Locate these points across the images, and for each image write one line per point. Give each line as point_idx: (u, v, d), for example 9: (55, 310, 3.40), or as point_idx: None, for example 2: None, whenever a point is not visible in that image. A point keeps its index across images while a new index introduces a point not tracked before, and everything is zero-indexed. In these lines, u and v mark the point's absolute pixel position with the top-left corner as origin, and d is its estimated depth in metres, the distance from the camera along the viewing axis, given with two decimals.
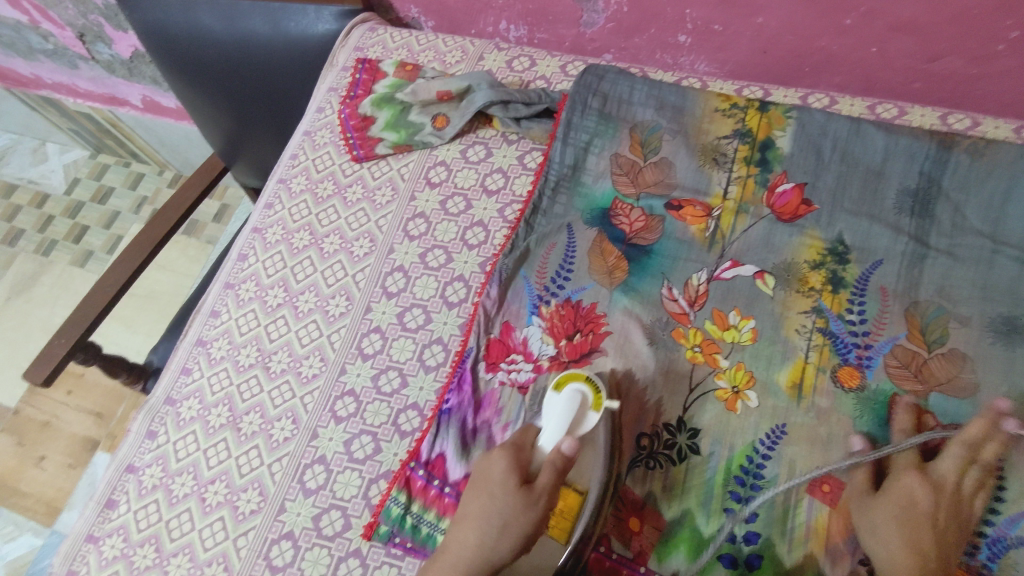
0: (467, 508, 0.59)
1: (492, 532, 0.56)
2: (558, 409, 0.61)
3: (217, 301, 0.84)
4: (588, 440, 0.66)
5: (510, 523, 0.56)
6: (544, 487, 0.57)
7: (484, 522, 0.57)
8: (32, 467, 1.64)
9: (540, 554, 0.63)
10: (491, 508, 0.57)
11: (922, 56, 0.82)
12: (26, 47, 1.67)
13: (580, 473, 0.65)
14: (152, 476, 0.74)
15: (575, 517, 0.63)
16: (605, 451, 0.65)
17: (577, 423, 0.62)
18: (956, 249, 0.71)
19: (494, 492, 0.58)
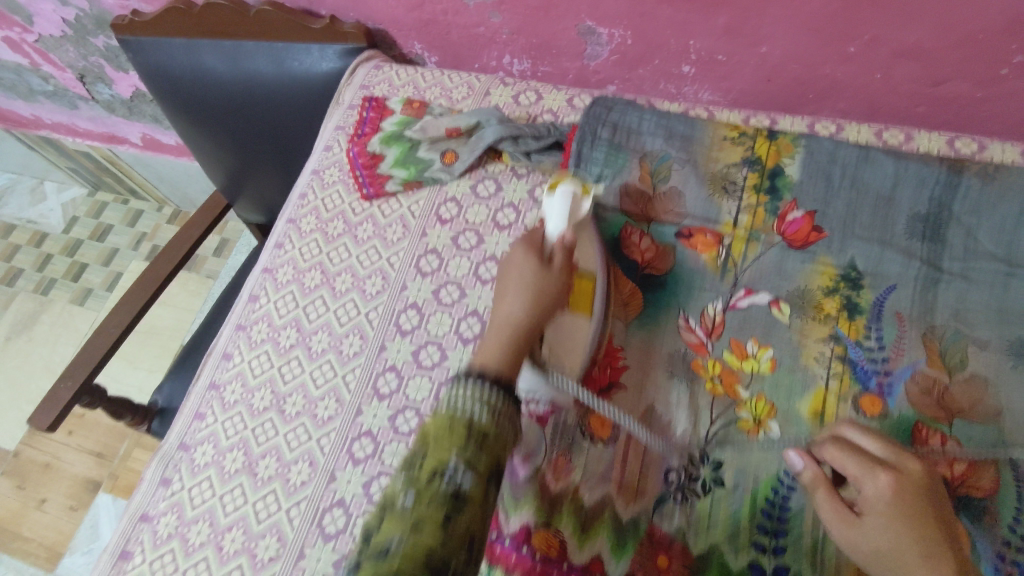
0: (499, 288, 0.64)
1: (530, 295, 0.62)
2: (555, 205, 0.70)
3: (229, 343, 0.84)
4: (582, 227, 0.73)
5: (543, 286, 0.62)
6: (560, 262, 0.65)
7: (517, 279, 0.62)
8: (34, 511, 1.61)
9: (569, 325, 0.68)
10: (524, 277, 0.63)
11: (925, 81, 0.83)
12: (26, 89, 1.68)
13: (585, 259, 0.72)
14: (166, 525, 0.73)
15: (592, 298, 0.70)
16: (596, 238, 0.74)
17: (574, 210, 0.71)
18: (970, 272, 0.72)
19: (522, 274, 0.63)
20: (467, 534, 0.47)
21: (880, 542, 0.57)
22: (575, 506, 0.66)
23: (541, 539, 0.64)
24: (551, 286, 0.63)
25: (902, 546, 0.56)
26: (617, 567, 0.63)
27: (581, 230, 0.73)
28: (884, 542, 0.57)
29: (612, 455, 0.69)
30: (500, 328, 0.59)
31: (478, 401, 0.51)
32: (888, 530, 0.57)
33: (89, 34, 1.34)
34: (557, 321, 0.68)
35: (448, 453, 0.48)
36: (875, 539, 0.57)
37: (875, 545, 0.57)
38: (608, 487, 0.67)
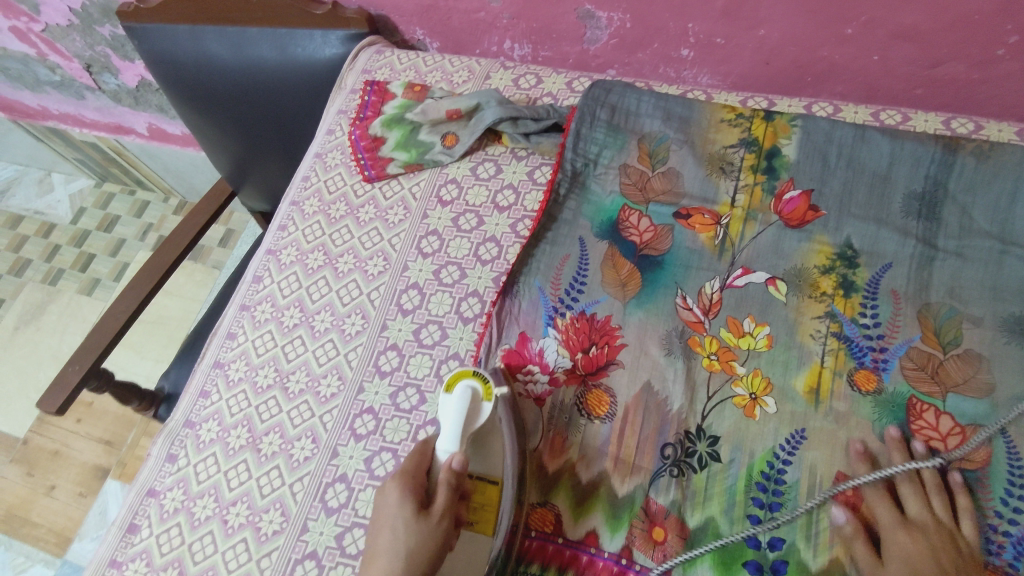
0: (371, 547, 0.60)
1: (399, 563, 0.57)
2: (451, 407, 0.66)
3: (233, 323, 0.85)
4: (490, 429, 0.68)
5: (415, 551, 0.58)
6: (441, 507, 0.61)
7: (389, 541, 0.59)
8: (43, 497, 1.64)
9: (468, 543, 0.65)
10: (398, 508, 0.61)
11: (922, 63, 0.84)
12: (33, 79, 1.70)
13: (489, 464, 0.68)
14: (173, 500, 0.74)
15: (496, 511, 0.66)
16: (509, 428, 0.69)
17: (471, 417, 0.66)
18: (965, 250, 0.72)
19: (393, 523, 0.60)
20: None
21: (915, 559, 0.58)
22: (571, 482, 0.68)
23: (537, 516, 0.67)
24: (428, 543, 0.59)
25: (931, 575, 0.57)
26: (612, 541, 0.65)
27: (489, 432, 0.68)
28: (920, 559, 0.58)
29: (609, 431, 0.70)
30: (371, 564, 0.59)
31: None
32: (934, 554, 0.58)
33: (95, 23, 1.35)
34: (446, 565, 0.64)
35: None
36: (913, 547, 0.59)
37: (904, 556, 0.59)
38: (605, 463, 0.68)
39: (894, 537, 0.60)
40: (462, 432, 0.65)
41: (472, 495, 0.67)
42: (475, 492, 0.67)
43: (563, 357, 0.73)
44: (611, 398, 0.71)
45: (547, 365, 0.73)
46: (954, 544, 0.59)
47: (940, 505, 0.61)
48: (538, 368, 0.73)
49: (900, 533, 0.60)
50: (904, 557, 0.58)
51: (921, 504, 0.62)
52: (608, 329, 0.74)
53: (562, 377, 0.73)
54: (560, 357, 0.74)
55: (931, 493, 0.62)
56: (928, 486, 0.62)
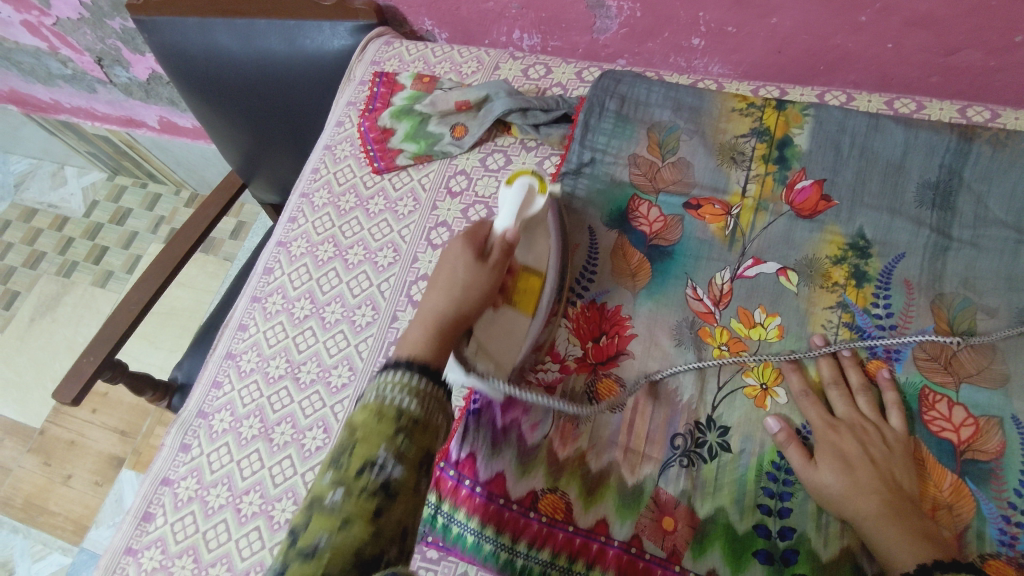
0: (432, 282, 0.66)
1: (456, 292, 0.63)
2: (509, 197, 0.67)
3: (245, 314, 0.86)
4: (539, 221, 0.71)
5: (471, 284, 0.64)
6: (497, 259, 0.66)
7: (449, 280, 0.64)
8: (60, 486, 1.66)
9: (509, 317, 0.68)
10: (454, 276, 0.64)
11: (937, 50, 0.82)
12: (45, 73, 1.71)
13: (539, 257, 0.71)
14: (187, 489, 0.75)
15: (539, 294, 0.70)
16: (556, 237, 0.73)
17: (527, 204, 0.68)
18: (980, 240, 0.71)
19: (455, 265, 0.65)
20: (398, 527, 0.46)
21: (845, 447, 0.63)
22: (582, 471, 0.68)
23: (547, 504, 0.66)
24: (479, 287, 0.64)
25: (858, 461, 0.61)
26: (622, 530, 0.64)
27: (536, 227, 0.71)
28: (848, 448, 0.62)
29: (618, 421, 0.70)
30: (425, 325, 0.60)
31: (404, 391, 0.51)
32: (862, 444, 0.62)
33: (106, 17, 1.35)
34: (489, 320, 0.67)
35: (376, 448, 0.48)
36: (843, 441, 0.63)
37: (835, 447, 0.63)
38: (615, 453, 0.68)
39: (824, 437, 0.64)
40: (518, 212, 0.67)
41: (519, 272, 0.70)
42: (520, 275, 0.70)
43: (573, 345, 0.74)
44: (622, 387, 0.71)
45: (558, 354, 0.73)
46: (881, 435, 0.63)
47: (867, 403, 0.66)
48: (548, 357, 0.73)
49: (830, 432, 0.64)
50: (836, 461, 0.62)
51: (848, 403, 0.66)
52: (619, 320, 0.74)
53: (572, 366, 0.72)
54: (571, 346, 0.74)
55: (857, 395, 0.67)
56: (855, 389, 0.67)
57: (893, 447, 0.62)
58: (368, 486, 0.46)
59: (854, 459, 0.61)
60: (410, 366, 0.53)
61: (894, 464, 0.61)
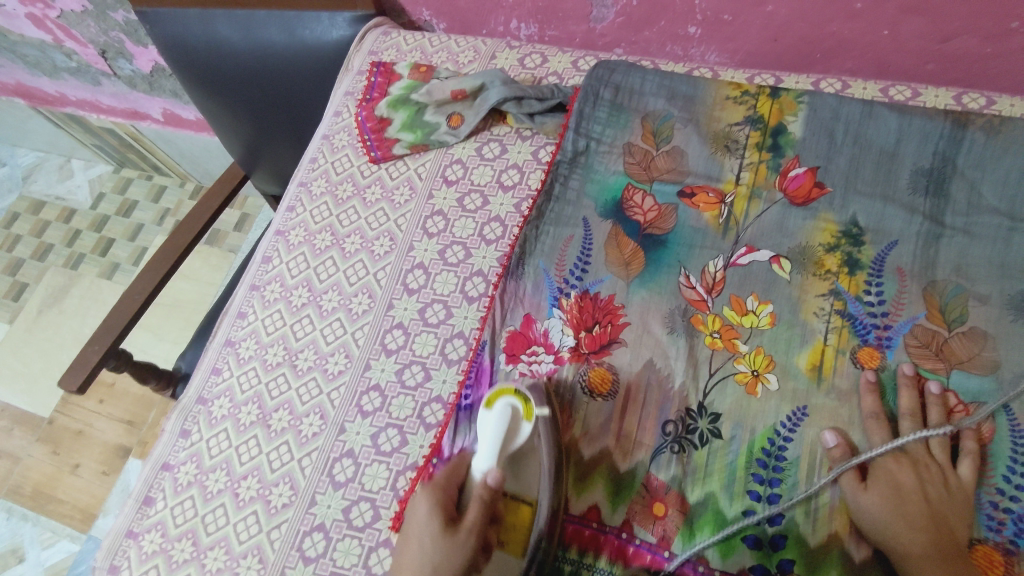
0: (402, 554, 0.62)
1: (426, 572, 0.58)
2: (489, 425, 0.65)
3: (243, 302, 0.87)
4: (525, 451, 0.67)
5: (445, 559, 0.59)
6: (473, 519, 0.61)
7: (419, 555, 0.60)
8: (68, 474, 1.69)
9: (496, 564, 0.62)
10: (422, 552, 0.60)
11: (934, 37, 0.82)
12: (51, 66, 1.73)
13: (523, 485, 0.66)
14: (186, 473, 0.77)
15: (529, 527, 0.64)
16: (549, 447, 0.67)
17: (509, 437, 0.65)
18: (973, 227, 0.71)
19: (421, 538, 0.60)
20: None
21: (900, 478, 0.62)
22: (574, 458, 0.69)
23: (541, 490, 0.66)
24: (457, 559, 0.59)
25: (911, 495, 0.60)
26: (613, 515, 0.65)
27: (526, 454, 0.67)
28: (904, 481, 0.61)
29: (610, 408, 0.70)
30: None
31: None
32: (921, 483, 0.61)
33: (109, 9, 1.36)
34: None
35: None
36: (900, 470, 0.62)
37: (890, 477, 0.62)
38: (607, 440, 0.69)
39: (882, 462, 0.63)
40: (500, 448, 0.64)
41: (505, 514, 0.65)
42: (507, 514, 0.65)
43: (567, 335, 0.74)
44: (614, 375, 0.72)
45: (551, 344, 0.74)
46: (945, 478, 0.61)
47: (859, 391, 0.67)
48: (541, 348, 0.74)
49: (890, 458, 0.63)
50: (887, 483, 0.61)
51: (918, 438, 0.64)
52: (611, 309, 0.75)
53: (566, 356, 0.73)
54: (564, 336, 0.74)
55: (931, 433, 0.64)
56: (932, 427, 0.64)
57: (955, 495, 0.60)
58: None
59: (907, 491, 0.61)
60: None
61: (950, 509, 0.60)
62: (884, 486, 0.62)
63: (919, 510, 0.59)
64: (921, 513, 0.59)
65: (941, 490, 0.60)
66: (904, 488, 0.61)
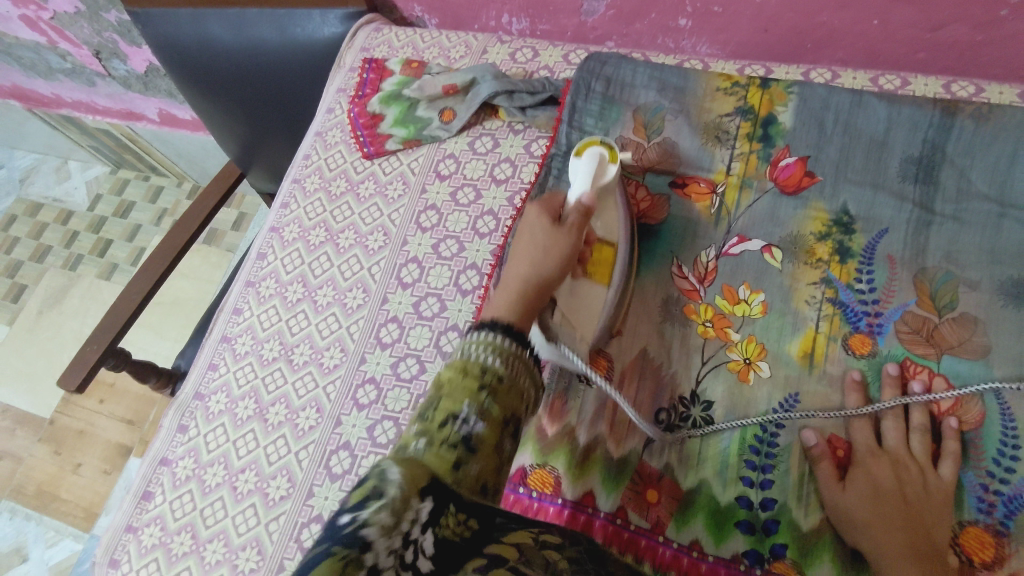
0: (497, 356, 0.64)
1: (520, 374, 0.61)
2: (580, 168, 0.72)
3: (239, 299, 0.87)
4: (596, 287, 0.70)
5: (536, 358, 0.62)
6: (574, 222, 0.62)
7: (532, 247, 0.58)
8: (70, 474, 1.69)
9: (562, 388, 0.65)
10: (534, 245, 0.58)
11: (923, 26, 0.82)
12: (46, 68, 1.73)
13: (589, 315, 0.69)
14: (185, 468, 0.77)
15: (588, 360, 0.67)
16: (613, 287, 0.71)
17: (599, 173, 0.72)
18: (962, 214, 0.72)
19: (519, 348, 0.63)
20: (477, 483, 0.41)
21: (879, 477, 0.61)
22: (569, 445, 0.69)
23: (536, 478, 0.68)
24: (541, 360, 0.63)
25: (888, 494, 0.59)
26: (608, 501, 0.65)
27: (594, 290, 0.69)
28: (883, 480, 0.60)
29: (604, 395, 0.71)
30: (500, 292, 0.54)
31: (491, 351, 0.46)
32: (898, 481, 0.60)
33: (102, 9, 1.37)
34: (543, 391, 0.64)
35: (460, 402, 0.43)
36: (879, 468, 0.61)
37: (869, 475, 0.61)
38: (602, 427, 0.69)
39: (863, 461, 0.62)
40: (582, 275, 0.68)
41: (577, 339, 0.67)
42: (576, 339, 0.67)
43: None
44: (609, 363, 0.72)
45: None
46: (923, 478, 0.60)
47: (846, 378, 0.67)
48: None
49: (870, 457, 0.62)
50: (866, 480, 0.61)
51: (899, 438, 0.64)
52: None
53: None
54: None
55: (913, 433, 0.64)
56: (913, 426, 0.64)
57: (933, 495, 0.60)
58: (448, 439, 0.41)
59: (886, 490, 0.59)
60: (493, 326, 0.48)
61: (928, 509, 0.59)
62: (861, 484, 0.60)
63: (895, 508, 0.58)
64: (897, 511, 0.58)
65: (919, 490, 0.59)
66: (882, 485, 0.60)
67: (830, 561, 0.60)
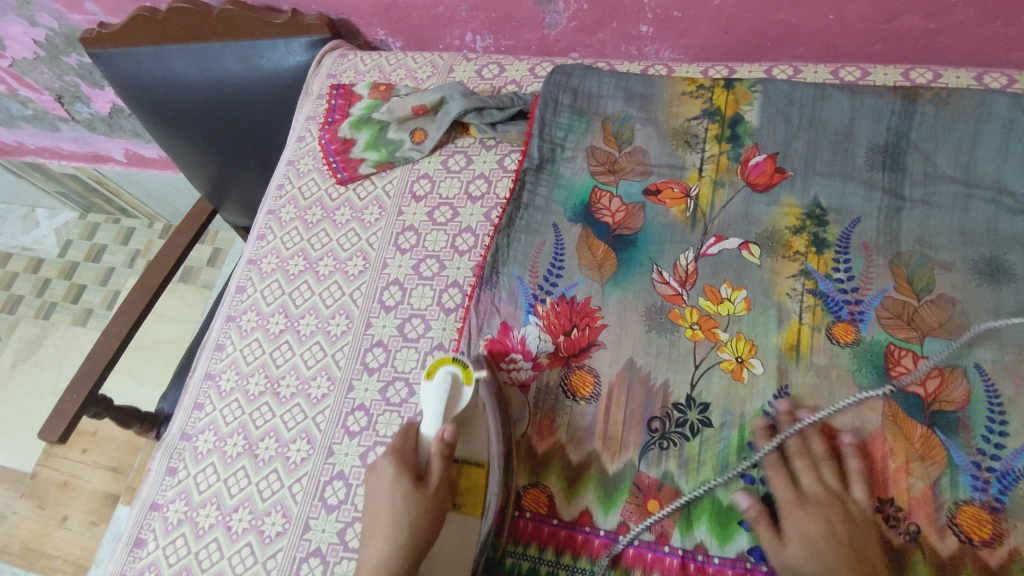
0: (373, 490, 0.65)
1: (393, 516, 0.62)
2: (431, 394, 0.68)
3: (221, 334, 0.86)
4: (475, 411, 0.69)
5: (418, 516, 0.62)
6: (437, 477, 0.65)
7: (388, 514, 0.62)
8: (56, 528, 1.64)
9: (455, 530, 0.65)
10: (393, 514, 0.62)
11: (879, 17, 0.84)
12: (7, 116, 1.71)
13: (477, 446, 0.69)
14: (176, 511, 0.75)
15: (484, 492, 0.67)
16: (492, 406, 0.69)
17: (453, 401, 0.68)
18: (931, 198, 0.73)
19: (392, 503, 0.63)
20: None
21: (899, 490, 0.62)
22: (562, 463, 0.68)
23: (531, 498, 0.67)
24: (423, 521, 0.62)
25: (909, 510, 0.60)
26: (606, 519, 0.65)
27: (472, 416, 0.69)
28: (902, 493, 0.61)
29: (595, 411, 0.70)
30: (387, 560, 0.59)
31: None
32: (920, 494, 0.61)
33: (61, 53, 1.35)
34: (443, 527, 0.65)
35: None
36: (901, 482, 0.62)
37: (893, 492, 0.61)
38: (593, 442, 0.68)
39: (886, 472, 0.62)
40: (444, 412, 0.67)
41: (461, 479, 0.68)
42: (465, 477, 0.68)
43: (545, 342, 0.74)
44: (595, 377, 0.71)
45: (530, 352, 0.73)
46: (945, 487, 0.61)
47: (832, 369, 0.68)
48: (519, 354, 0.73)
49: (894, 469, 0.62)
50: (890, 494, 0.61)
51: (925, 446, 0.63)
52: (591, 313, 0.74)
53: (545, 361, 0.73)
54: (543, 343, 0.74)
55: (937, 441, 0.63)
56: (932, 433, 0.63)
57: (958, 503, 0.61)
58: None
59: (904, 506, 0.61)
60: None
61: (952, 520, 0.60)
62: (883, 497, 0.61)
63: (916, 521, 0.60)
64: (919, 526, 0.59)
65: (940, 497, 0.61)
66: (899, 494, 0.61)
67: None
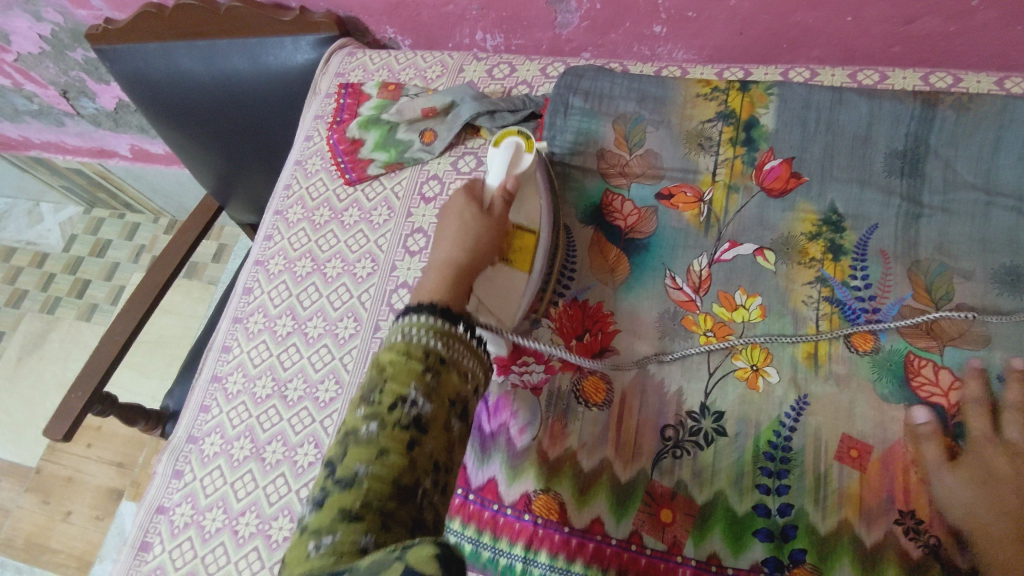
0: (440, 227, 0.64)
1: (460, 238, 0.61)
2: (497, 159, 0.69)
3: (227, 336, 0.85)
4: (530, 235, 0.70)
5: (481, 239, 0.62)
6: (497, 216, 0.65)
7: (457, 232, 0.62)
8: (60, 523, 1.64)
9: (505, 276, 0.67)
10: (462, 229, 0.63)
11: (897, 20, 0.83)
12: (12, 110, 1.70)
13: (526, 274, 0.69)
14: (182, 515, 0.75)
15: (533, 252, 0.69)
16: (545, 251, 0.70)
17: (510, 210, 0.69)
18: (950, 205, 0.72)
19: (462, 236, 0.61)
20: (432, 462, 0.45)
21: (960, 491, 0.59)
22: (574, 470, 0.67)
23: (542, 504, 0.65)
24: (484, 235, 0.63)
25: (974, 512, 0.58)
26: (618, 528, 0.64)
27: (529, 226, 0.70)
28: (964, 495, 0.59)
29: (607, 418, 0.69)
30: (441, 269, 0.56)
31: (426, 328, 0.49)
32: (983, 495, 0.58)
33: (67, 48, 1.34)
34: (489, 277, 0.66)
35: (406, 385, 0.46)
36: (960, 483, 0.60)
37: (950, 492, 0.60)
38: (605, 450, 0.67)
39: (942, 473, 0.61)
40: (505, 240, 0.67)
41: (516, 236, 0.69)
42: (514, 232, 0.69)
43: (557, 346, 0.72)
44: (608, 383, 0.71)
45: (542, 356, 0.72)
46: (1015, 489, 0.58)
47: (850, 379, 0.67)
48: (532, 359, 0.72)
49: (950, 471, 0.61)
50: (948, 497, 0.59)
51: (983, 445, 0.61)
52: (609, 325, 0.74)
53: (557, 366, 0.72)
54: (555, 347, 0.72)
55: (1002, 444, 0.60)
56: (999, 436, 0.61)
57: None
58: (400, 418, 0.45)
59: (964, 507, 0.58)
60: (429, 307, 0.51)
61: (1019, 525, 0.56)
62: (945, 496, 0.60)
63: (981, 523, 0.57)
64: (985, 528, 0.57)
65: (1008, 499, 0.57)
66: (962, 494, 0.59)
67: (849, 565, 0.59)
